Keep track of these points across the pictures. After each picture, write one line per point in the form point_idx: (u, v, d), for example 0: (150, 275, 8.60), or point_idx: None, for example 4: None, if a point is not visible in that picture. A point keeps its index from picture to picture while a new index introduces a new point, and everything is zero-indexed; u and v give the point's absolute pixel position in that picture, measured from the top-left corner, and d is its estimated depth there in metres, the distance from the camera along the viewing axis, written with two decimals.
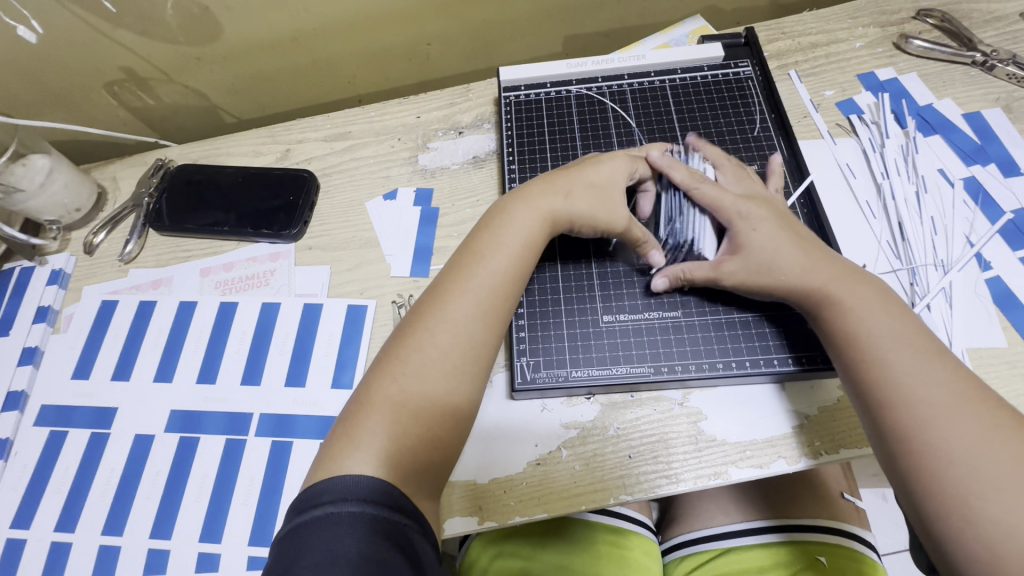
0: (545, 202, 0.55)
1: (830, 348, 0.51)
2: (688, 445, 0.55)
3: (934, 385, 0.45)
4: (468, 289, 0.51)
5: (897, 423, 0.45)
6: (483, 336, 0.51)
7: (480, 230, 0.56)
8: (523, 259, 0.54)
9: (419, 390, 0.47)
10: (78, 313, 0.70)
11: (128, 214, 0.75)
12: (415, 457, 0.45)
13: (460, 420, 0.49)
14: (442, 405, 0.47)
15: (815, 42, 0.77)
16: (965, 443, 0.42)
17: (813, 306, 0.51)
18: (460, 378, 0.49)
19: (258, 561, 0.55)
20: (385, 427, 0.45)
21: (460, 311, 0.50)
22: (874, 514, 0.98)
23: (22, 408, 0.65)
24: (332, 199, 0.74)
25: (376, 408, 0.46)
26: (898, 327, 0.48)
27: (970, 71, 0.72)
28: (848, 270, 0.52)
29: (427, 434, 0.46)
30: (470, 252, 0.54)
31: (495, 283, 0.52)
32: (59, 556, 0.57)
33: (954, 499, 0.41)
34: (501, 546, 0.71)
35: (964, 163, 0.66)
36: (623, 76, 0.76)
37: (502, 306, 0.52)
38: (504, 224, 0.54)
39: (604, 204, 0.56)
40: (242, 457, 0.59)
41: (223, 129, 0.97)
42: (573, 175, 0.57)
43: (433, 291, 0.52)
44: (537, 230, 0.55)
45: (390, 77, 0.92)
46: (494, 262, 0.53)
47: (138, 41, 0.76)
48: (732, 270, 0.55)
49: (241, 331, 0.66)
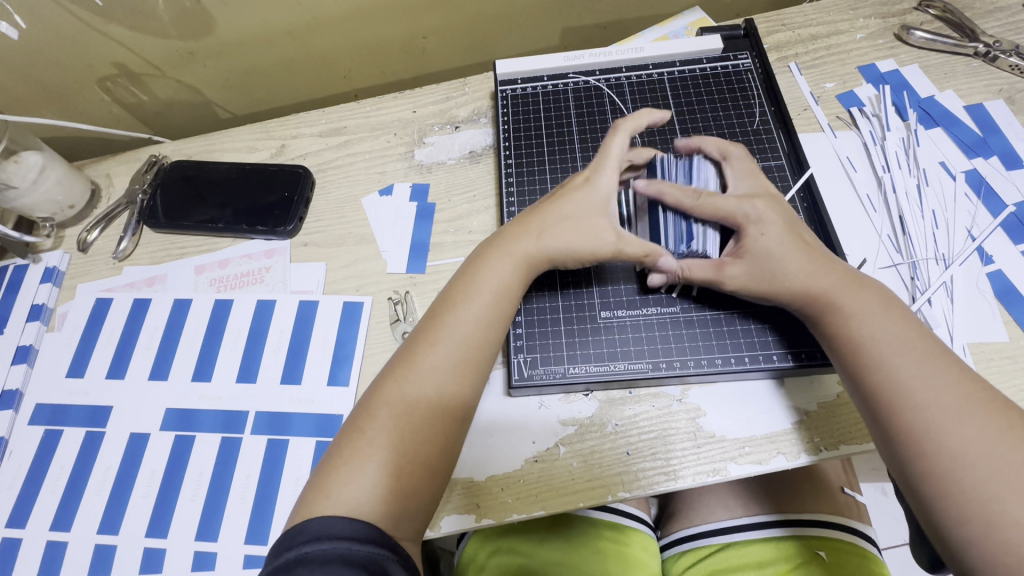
0: (521, 247, 0.55)
1: (834, 355, 0.50)
2: (687, 442, 0.55)
3: (941, 389, 0.44)
4: (440, 340, 0.51)
5: (909, 428, 0.44)
6: (454, 387, 0.50)
7: (456, 280, 0.55)
8: (497, 306, 0.53)
9: (393, 442, 0.46)
10: (72, 311, 0.69)
11: (122, 211, 0.75)
12: (384, 505, 0.44)
13: (435, 469, 0.47)
14: (416, 454, 0.47)
15: (816, 33, 0.76)
16: (978, 446, 0.42)
17: (816, 313, 0.51)
18: (432, 430, 0.48)
19: (254, 559, 0.54)
20: (362, 475, 0.45)
21: (433, 361, 0.50)
22: (873, 509, 0.98)
23: (16, 407, 0.64)
24: (327, 195, 0.73)
25: (349, 458, 0.46)
26: (899, 332, 0.47)
27: (972, 63, 0.71)
28: (850, 276, 0.51)
29: (398, 486, 0.45)
30: (444, 301, 0.53)
31: (467, 332, 0.51)
32: (54, 556, 0.57)
33: (976, 504, 0.40)
34: (499, 542, 0.70)
35: (965, 156, 0.65)
36: (620, 69, 0.75)
37: (477, 357, 0.51)
38: (479, 274, 0.54)
39: (581, 241, 0.54)
40: (238, 456, 0.59)
41: (218, 124, 0.96)
42: (549, 214, 0.56)
43: (410, 342, 0.52)
44: (512, 277, 0.54)
45: (386, 71, 0.91)
46: (466, 311, 0.52)
47: (128, 36, 0.75)
48: (735, 275, 0.53)
49: (235, 329, 0.66)
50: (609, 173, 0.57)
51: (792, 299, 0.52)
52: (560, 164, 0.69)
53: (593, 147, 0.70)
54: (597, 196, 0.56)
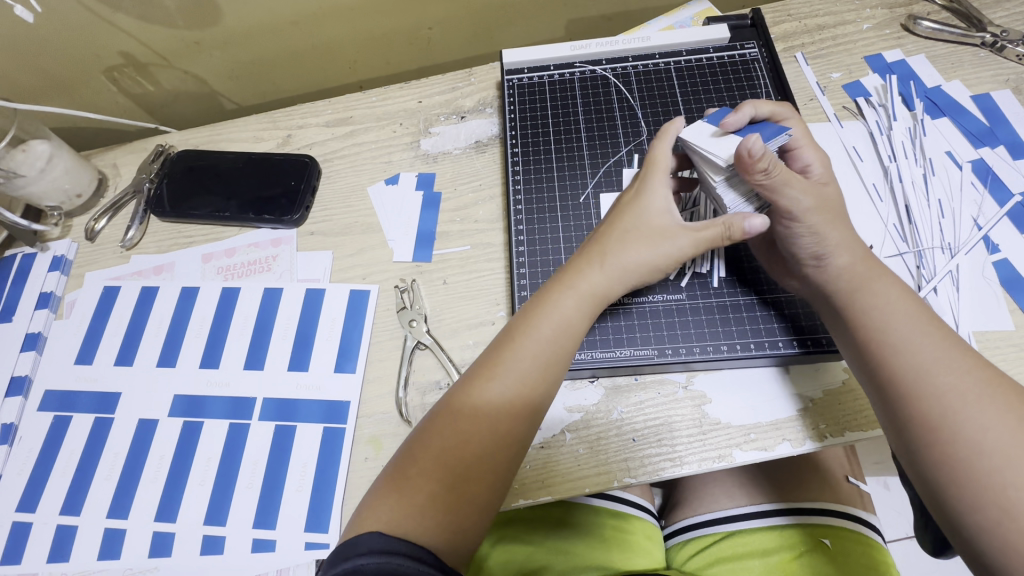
0: (586, 281, 0.53)
1: (850, 339, 0.49)
2: (692, 429, 0.55)
3: (959, 374, 0.44)
4: (498, 376, 0.49)
5: (925, 414, 0.43)
6: (510, 424, 0.48)
7: (520, 313, 0.54)
8: (557, 343, 0.51)
9: (444, 475, 0.46)
10: (80, 300, 0.70)
11: (129, 200, 0.75)
12: (432, 530, 0.44)
13: (482, 502, 0.46)
14: (464, 489, 0.46)
15: (823, 23, 0.76)
16: (993, 432, 0.41)
17: (844, 286, 0.50)
18: (487, 467, 0.47)
19: (262, 544, 0.55)
20: (406, 503, 0.45)
21: (491, 397, 0.49)
22: (876, 501, 0.99)
23: (26, 394, 0.65)
24: (333, 184, 0.74)
25: (396, 491, 0.45)
26: (911, 316, 0.47)
27: (979, 53, 0.71)
28: (870, 262, 0.50)
29: (445, 516, 0.45)
30: (506, 337, 0.52)
31: (526, 368, 0.50)
32: (65, 538, 0.57)
33: (991, 491, 0.40)
34: (503, 531, 0.71)
35: (972, 145, 0.65)
36: (626, 59, 0.75)
37: (534, 393, 0.50)
38: (540, 309, 0.52)
39: (651, 250, 0.53)
40: (246, 442, 0.59)
41: (224, 116, 0.97)
42: (613, 240, 0.54)
43: (471, 372, 0.51)
44: (575, 313, 0.52)
45: (391, 62, 0.92)
46: (526, 348, 0.50)
47: (136, 25, 0.75)
48: (810, 203, 0.50)
49: (242, 316, 0.66)
50: (662, 179, 0.56)
51: (841, 253, 0.50)
52: (565, 155, 0.69)
53: (598, 136, 0.70)
54: (653, 208, 0.54)
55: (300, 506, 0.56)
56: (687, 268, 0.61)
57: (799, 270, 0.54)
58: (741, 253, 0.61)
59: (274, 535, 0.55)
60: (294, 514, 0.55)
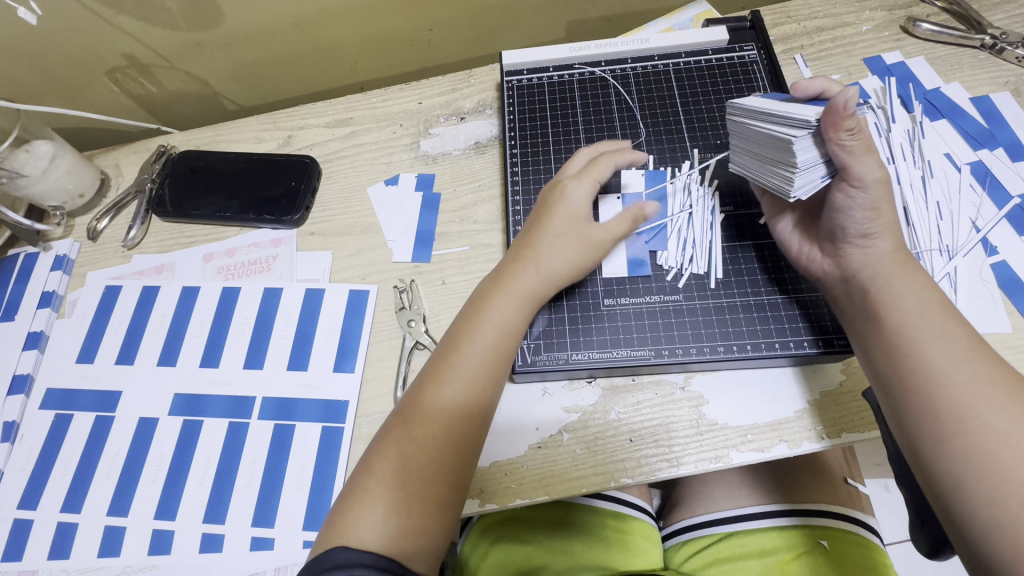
0: (521, 284, 0.55)
1: (869, 335, 0.49)
2: (689, 429, 0.55)
3: (974, 378, 0.44)
4: (448, 382, 0.50)
5: (939, 415, 0.43)
6: (462, 429, 0.49)
7: (461, 319, 0.54)
8: (499, 345, 0.52)
9: (403, 484, 0.47)
10: (82, 299, 0.70)
11: (132, 200, 0.76)
12: (397, 539, 0.45)
13: (444, 507, 0.47)
14: (427, 497, 0.47)
15: (822, 26, 0.76)
16: (1004, 437, 0.41)
17: (882, 274, 0.49)
18: (443, 474, 0.47)
19: (261, 542, 0.55)
20: (375, 513, 0.45)
21: (443, 403, 0.49)
22: (875, 504, 0.98)
23: (27, 392, 0.65)
24: (334, 185, 0.74)
25: (361, 499, 0.46)
26: (936, 316, 0.47)
27: (979, 55, 0.71)
28: (901, 256, 0.50)
29: (410, 522, 0.46)
30: (450, 344, 0.52)
31: (473, 372, 0.51)
32: (66, 536, 0.58)
33: (990, 495, 0.40)
34: (502, 531, 0.71)
35: (971, 148, 0.65)
36: (625, 60, 0.75)
37: (483, 395, 0.51)
38: (482, 316, 0.53)
39: (572, 250, 0.56)
40: (245, 440, 0.60)
41: (225, 116, 0.97)
42: (542, 242, 0.56)
43: (422, 378, 0.52)
44: (515, 314, 0.54)
45: (391, 63, 0.92)
46: (470, 353, 0.51)
47: (138, 27, 0.76)
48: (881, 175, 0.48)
49: (243, 316, 0.66)
50: (584, 180, 0.59)
51: (888, 236, 0.50)
52: (564, 156, 0.69)
53: (597, 137, 0.70)
54: (574, 210, 0.58)
55: (299, 504, 0.56)
56: (684, 270, 0.61)
57: (833, 249, 0.52)
58: (748, 249, 0.61)
59: (272, 533, 0.55)
60: (292, 512, 0.56)
